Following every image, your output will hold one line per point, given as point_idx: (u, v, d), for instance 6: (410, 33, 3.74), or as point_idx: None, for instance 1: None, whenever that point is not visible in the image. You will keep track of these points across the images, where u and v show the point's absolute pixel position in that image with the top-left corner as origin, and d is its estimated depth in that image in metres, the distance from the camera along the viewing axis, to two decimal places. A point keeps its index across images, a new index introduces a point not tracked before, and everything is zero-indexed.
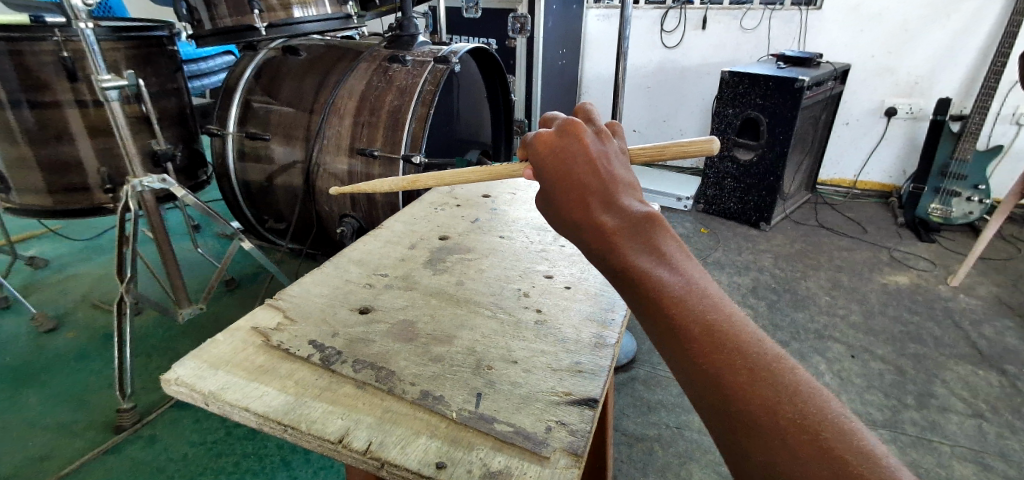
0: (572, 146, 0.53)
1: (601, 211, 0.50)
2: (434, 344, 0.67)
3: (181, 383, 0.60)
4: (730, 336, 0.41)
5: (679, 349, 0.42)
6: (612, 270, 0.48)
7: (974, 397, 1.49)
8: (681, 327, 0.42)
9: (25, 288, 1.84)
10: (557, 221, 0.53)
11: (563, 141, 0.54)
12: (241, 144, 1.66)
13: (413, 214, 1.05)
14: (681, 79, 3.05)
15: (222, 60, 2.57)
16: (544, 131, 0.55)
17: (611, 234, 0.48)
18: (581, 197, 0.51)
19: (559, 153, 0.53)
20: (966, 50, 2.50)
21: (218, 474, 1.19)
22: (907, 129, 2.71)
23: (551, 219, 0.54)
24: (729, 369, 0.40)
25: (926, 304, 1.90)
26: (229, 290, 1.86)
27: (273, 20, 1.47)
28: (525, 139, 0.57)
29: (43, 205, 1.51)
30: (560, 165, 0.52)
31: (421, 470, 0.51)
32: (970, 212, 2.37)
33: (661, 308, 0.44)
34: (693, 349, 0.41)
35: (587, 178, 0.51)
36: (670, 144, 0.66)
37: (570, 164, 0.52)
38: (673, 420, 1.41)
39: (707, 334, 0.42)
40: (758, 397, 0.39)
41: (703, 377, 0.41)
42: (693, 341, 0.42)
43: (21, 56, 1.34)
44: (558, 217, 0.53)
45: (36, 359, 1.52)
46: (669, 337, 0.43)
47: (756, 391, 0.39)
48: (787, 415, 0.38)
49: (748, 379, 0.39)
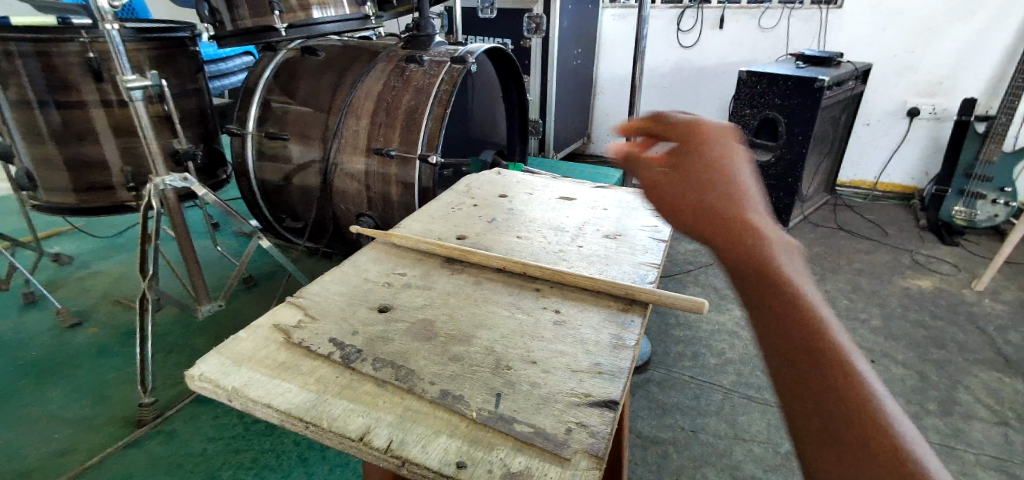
0: (724, 149, 0.52)
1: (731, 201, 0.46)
2: (453, 344, 0.67)
3: (204, 379, 0.61)
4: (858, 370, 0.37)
5: (796, 345, 0.38)
6: (736, 250, 0.43)
7: (1000, 404, 1.45)
8: (806, 339, 0.38)
9: (51, 284, 1.88)
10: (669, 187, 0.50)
11: (719, 142, 0.52)
12: (260, 144, 1.68)
13: (431, 213, 1.06)
14: (698, 79, 3.02)
15: (242, 60, 2.60)
16: (702, 126, 0.54)
17: (749, 225, 0.44)
18: (724, 188, 0.48)
19: (714, 148, 0.52)
20: (993, 48, 2.44)
21: (236, 470, 1.21)
22: (930, 129, 2.65)
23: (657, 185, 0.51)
24: (847, 400, 0.36)
25: (949, 308, 1.86)
26: (248, 287, 1.89)
27: (292, 20, 1.48)
28: (667, 119, 0.56)
29: (68, 203, 1.54)
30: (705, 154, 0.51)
31: (441, 469, 0.52)
32: (995, 214, 2.32)
33: (792, 304, 0.39)
34: (812, 350, 0.38)
35: (733, 178, 0.49)
36: (670, 293, 0.75)
37: (714, 155, 0.51)
38: (689, 423, 1.40)
39: (833, 358, 0.37)
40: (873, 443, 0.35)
41: (811, 391, 0.37)
42: (814, 346, 0.38)
43: (49, 56, 1.37)
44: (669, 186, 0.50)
45: (62, 352, 1.56)
46: (786, 329, 0.39)
47: (863, 415, 0.35)
48: (886, 448, 0.34)
49: (868, 418, 0.35)
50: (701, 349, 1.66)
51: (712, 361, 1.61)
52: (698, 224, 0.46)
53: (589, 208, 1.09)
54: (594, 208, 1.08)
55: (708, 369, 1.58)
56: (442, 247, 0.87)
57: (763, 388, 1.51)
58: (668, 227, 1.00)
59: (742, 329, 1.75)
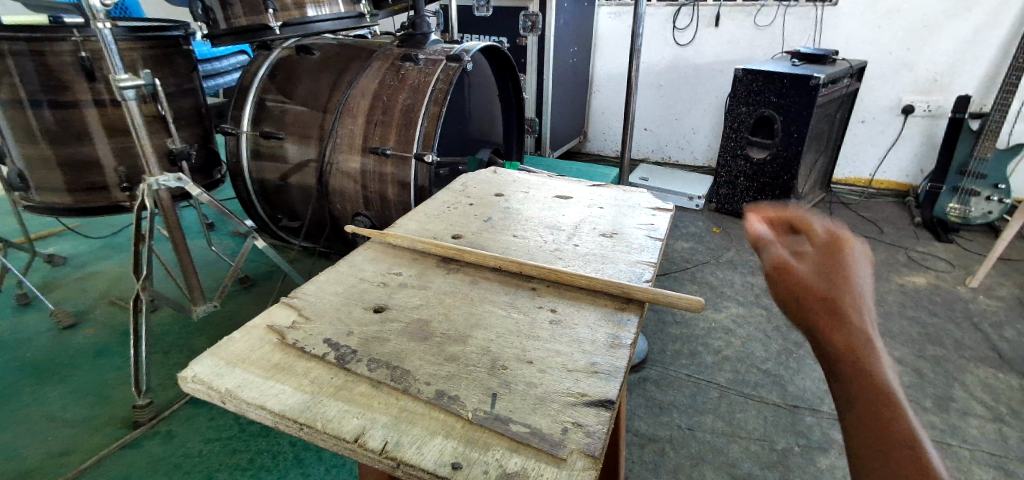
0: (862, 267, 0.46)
1: (853, 299, 0.44)
2: (448, 344, 0.67)
3: (198, 380, 0.61)
4: (906, 418, 0.41)
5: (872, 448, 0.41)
6: (837, 363, 0.43)
7: (995, 400, 1.46)
8: (889, 447, 0.41)
9: (45, 285, 1.87)
10: (796, 272, 0.46)
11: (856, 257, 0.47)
12: (255, 143, 1.67)
13: (427, 213, 1.05)
14: (694, 77, 3.02)
15: (237, 59, 2.59)
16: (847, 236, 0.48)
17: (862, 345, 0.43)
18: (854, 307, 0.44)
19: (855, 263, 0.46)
20: (987, 45, 2.44)
21: (232, 471, 1.20)
22: (925, 126, 2.66)
23: (783, 265, 0.47)
24: (872, 410, 0.41)
25: (944, 305, 1.87)
26: (244, 287, 1.88)
27: (287, 19, 1.47)
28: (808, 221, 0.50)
29: (61, 203, 1.53)
30: (843, 248, 0.47)
31: (436, 470, 0.51)
32: (989, 211, 2.31)
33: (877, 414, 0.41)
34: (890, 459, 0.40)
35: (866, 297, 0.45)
36: (668, 292, 0.75)
37: (852, 252, 0.46)
38: (686, 421, 1.40)
39: (860, 370, 0.42)
40: (897, 450, 0.40)
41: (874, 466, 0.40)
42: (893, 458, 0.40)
43: (42, 55, 1.36)
44: (795, 273, 0.46)
45: (56, 354, 1.55)
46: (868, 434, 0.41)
47: None
48: None
49: (913, 465, 0.40)
50: (698, 347, 1.66)
51: (709, 358, 1.61)
52: (814, 311, 0.44)
53: (586, 207, 1.09)
54: (591, 207, 1.07)
55: (705, 366, 1.58)
56: (438, 246, 0.87)
57: (760, 385, 1.51)
58: (665, 226, 1.00)
59: (738, 327, 1.75)
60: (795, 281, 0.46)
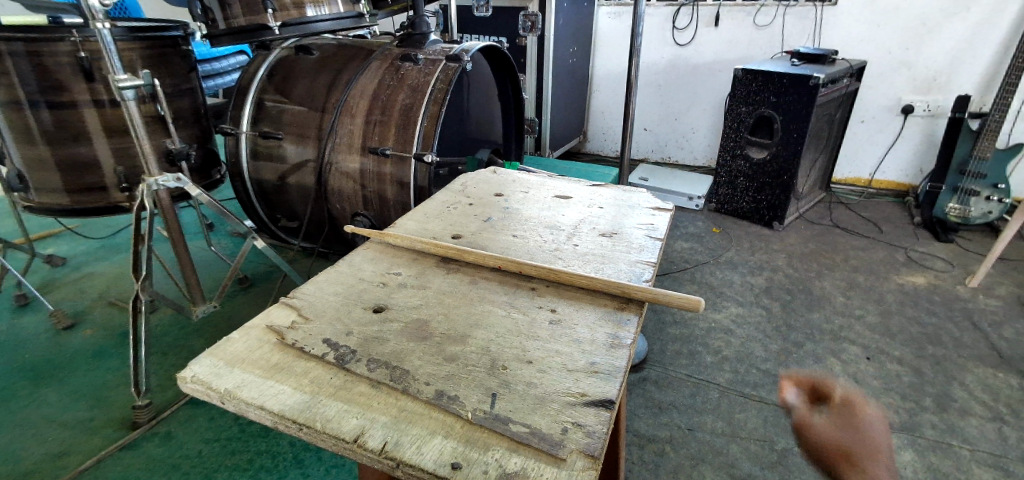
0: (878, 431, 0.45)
1: (873, 457, 0.43)
2: (448, 344, 0.67)
3: (197, 381, 0.61)
4: None
5: None
6: None
7: (994, 399, 1.46)
8: None
9: (44, 286, 1.87)
10: (815, 430, 0.44)
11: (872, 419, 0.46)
12: (254, 143, 1.67)
13: (426, 213, 1.05)
14: (694, 76, 3.02)
15: (236, 60, 2.59)
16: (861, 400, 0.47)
17: None
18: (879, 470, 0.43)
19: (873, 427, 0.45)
20: (987, 45, 2.44)
21: (232, 472, 1.20)
22: (925, 126, 2.66)
23: (802, 424, 0.45)
24: None
25: (944, 304, 1.87)
26: (244, 287, 1.88)
27: (286, 19, 1.47)
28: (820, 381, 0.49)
29: (60, 204, 1.53)
30: (858, 412, 0.45)
31: (436, 470, 0.51)
32: (989, 211, 2.32)
33: None
34: None
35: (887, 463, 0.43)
36: (667, 292, 0.75)
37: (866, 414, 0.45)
38: (686, 421, 1.40)
39: None
40: None
41: None
42: None
43: (40, 56, 1.36)
44: (817, 433, 0.44)
45: (55, 355, 1.55)
46: None
47: None
48: None
49: None
50: (697, 347, 1.66)
51: (709, 358, 1.61)
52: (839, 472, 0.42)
53: (585, 206, 1.08)
54: (590, 206, 1.07)
55: (705, 366, 1.58)
56: (437, 246, 0.87)
57: (760, 385, 1.51)
58: (665, 226, 0.99)
59: (738, 327, 1.75)
60: (816, 441, 0.44)
